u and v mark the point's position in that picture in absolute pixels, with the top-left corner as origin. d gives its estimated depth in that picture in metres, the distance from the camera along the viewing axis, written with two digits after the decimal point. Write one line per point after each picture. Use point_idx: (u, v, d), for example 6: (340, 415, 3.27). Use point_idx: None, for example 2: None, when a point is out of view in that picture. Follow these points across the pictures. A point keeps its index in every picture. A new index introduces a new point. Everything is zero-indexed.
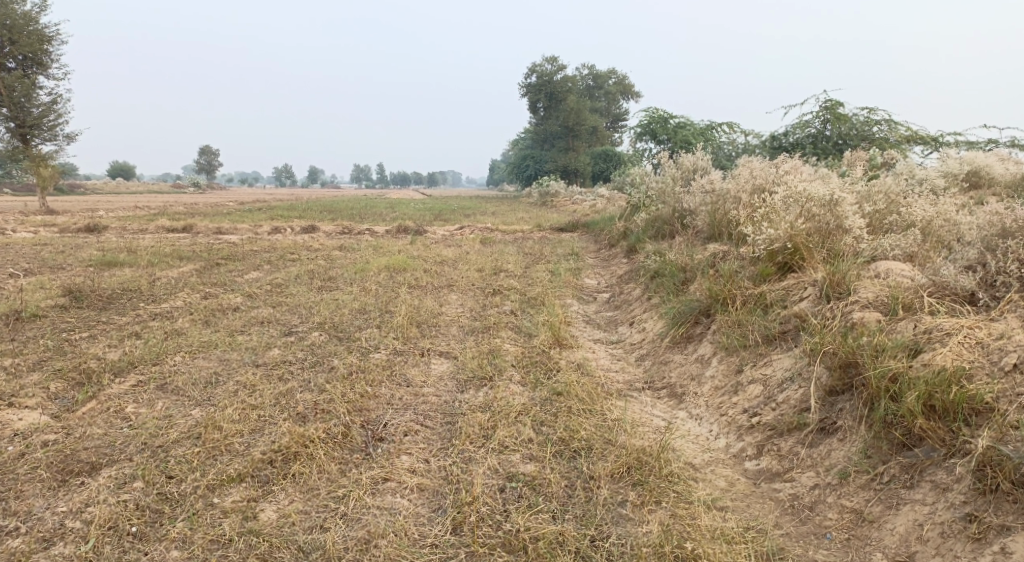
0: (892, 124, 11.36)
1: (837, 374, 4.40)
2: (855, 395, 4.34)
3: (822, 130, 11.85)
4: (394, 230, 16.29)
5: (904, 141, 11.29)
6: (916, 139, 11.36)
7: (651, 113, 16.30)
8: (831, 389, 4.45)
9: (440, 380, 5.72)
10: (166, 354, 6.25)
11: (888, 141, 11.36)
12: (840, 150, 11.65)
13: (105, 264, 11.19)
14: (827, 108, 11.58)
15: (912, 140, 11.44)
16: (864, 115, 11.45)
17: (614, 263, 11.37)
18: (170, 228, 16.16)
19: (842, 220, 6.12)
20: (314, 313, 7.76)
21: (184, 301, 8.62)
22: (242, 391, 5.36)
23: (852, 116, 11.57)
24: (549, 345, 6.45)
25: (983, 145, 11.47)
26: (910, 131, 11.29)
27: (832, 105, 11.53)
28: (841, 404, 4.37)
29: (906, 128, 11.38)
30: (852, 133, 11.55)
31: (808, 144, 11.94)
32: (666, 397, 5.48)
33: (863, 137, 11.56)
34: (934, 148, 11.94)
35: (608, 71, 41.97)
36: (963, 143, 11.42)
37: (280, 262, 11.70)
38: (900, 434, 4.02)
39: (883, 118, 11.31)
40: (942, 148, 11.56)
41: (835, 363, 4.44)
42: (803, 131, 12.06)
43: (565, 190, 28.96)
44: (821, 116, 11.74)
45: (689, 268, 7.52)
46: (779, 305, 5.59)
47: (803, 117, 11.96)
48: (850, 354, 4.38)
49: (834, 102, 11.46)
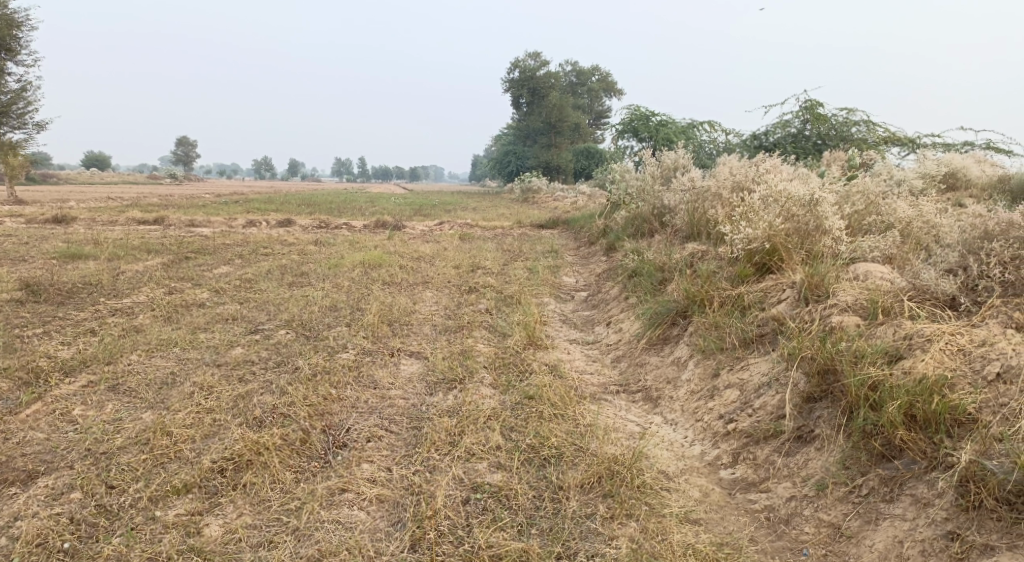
0: (872, 125, 11.28)
1: (815, 380, 4.26)
2: (834, 402, 4.20)
3: (802, 129, 11.76)
4: (372, 225, 16.03)
5: (883, 142, 11.22)
6: (895, 140, 11.29)
7: (631, 110, 16.14)
8: (809, 396, 4.31)
9: (408, 382, 5.52)
10: (122, 352, 6.00)
11: (866, 142, 11.29)
12: (820, 150, 11.57)
13: (69, 257, 10.84)
14: (807, 108, 11.50)
15: (890, 142, 11.38)
16: (844, 115, 11.37)
17: (593, 261, 11.22)
18: (141, 220, 15.77)
19: (821, 222, 5.99)
20: (283, 310, 7.52)
21: (148, 296, 8.33)
22: (198, 393, 5.12)
23: (832, 116, 11.48)
24: (522, 346, 6.27)
25: (960, 147, 11.44)
26: (888, 132, 11.22)
27: (812, 104, 11.44)
28: (819, 412, 4.22)
29: (884, 129, 11.31)
30: (832, 133, 11.46)
31: (788, 144, 11.85)
32: (640, 401, 5.32)
33: (842, 137, 11.49)
34: (912, 149, 11.90)
35: (590, 68, 41.82)
36: (941, 145, 11.37)
37: (252, 257, 11.41)
38: (880, 444, 3.88)
39: (862, 118, 11.23)
40: (921, 149, 11.51)
41: (813, 369, 4.29)
42: (783, 130, 11.96)
43: (547, 187, 28.76)
44: (801, 115, 11.65)
45: (667, 268, 7.36)
46: (757, 308, 5.44)
47: (783, 116, 11.86)
48: (829, 359, 4.24)
49: (814, 102, 11.38)
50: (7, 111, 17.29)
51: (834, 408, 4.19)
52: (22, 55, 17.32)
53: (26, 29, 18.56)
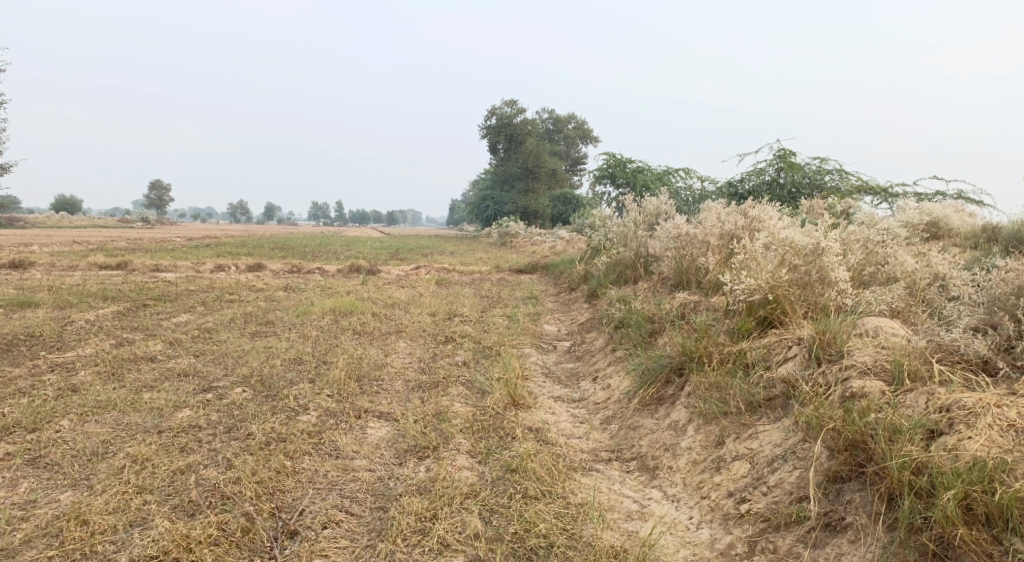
0: (845, 174, 10.99)
1: (844, 458, 3.72)
2: (866, 484, 3.66)
3: (776, 177, 11.42)
4: (345, 270, 15.39)
5: (856, 191, 10.91)
6: (868, 189, 11.00)
7: (608, 156, 15.78)
8: (834, 475, 3.77)
9: (375, 449, 4.88)
10: (52, 418, 5.37)
11: (840, 190, 10.98)
12: (794, 199, 11.24)
13: (18, 304, 10.10)
14: (781, 156, 11.21)
15: (863, 190, 11.05)
16: (817, 164, 11.09)
17: (575, 308, 10.69)
18: (103, 264, 15.03)
19: (826, 272, 5.48)
20: (241, 364, 6.85)
21: (94, 348, 7.63)
22: (130, 468, 4.50)
23: (805, 165, 11.21)
24: (503, 406, 5.65)
25: (933, 196, 11.20)
26: (862, 181, 10.91)
27: (785, 153, 11.15)
28: (848, 496, 3.67)
29: (857, 178, 11.00)
30: (806, 181, 11.15)
31: (763, 191, 11.50)
32: (636, 472, 4.72)
33: (816, 185, 11.17)
34: (885, 199, 11.62)
35: (566, 115, 42.01)
36: (913, 194, 11.12)
37: (215, 304, 10.74)
38: (932, 543, 3.36)
39: (836, 167, 10.95)
40: (895, 198, 11.24)
41: (839, 445, 3.76)
42: (758, 177, 11.63)
43: (525, 232, 28.32)
44: (775, 163, 11.34)
45: (657, 318, 6.83)
46: (761, 366, 4.88)
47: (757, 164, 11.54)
48: (858, 433, 3.71)
49: (788, 150, 11.09)
50: None
51: (866, 491, 3.65)
52: None
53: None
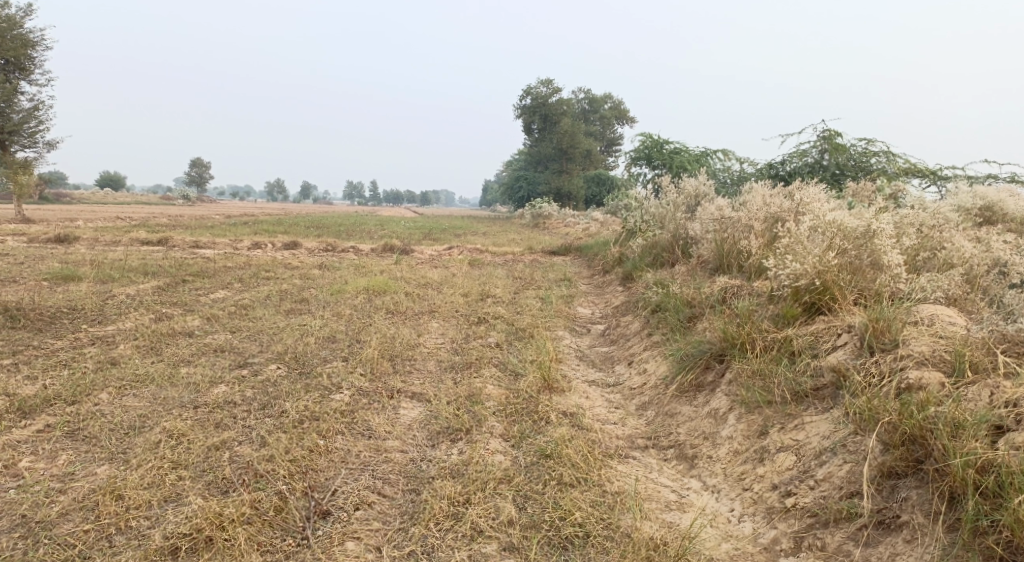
0: (892, 156, 10.60)
1: (900, 453, 3.57)
2: (923, 481, 3.51)
3: (819, 159, 11.09)
4: (379, 249, 15.40)
5: (904, 173, 10.51)
6: (916, 172, 10.60)
7: (645, 137, 15.48)
8: (889, 471, 3.62)
9: (408, 430, 4.83)
10: (91, 391, 5.42)
11: (886, 173, 10.60)
12: (838, 182, 10.89)
13: (62, 278, 10.26)
14: (826, 137, 10.86)
15: (911, 173, 10.64)
16: (863, 145, 10.72)
17: (610, 291, 10.54)
18: (144, 240, 15.23)
19: (879, 257, 5.28)
20: (276, 341, 6.85)
21: (133, 322, 7.71)
22: (166, 443, 4.51)
23: (850, 146, 10.85)
24: (537, 390, 5.56)
25: (985, 180, 10.76)
26: (909, 163, 10.50)
27: (830, 134, 10.81)
28: (904, 493, 3.53)
29: (905, 160, 10.60)
30: (851, 164, 10.79)
31: (805, 174, 11.18)
32: (674, 460, 4.60)
33: (861, 168, 10.80)
34: (933, 182, 11.21)
35: (602, 95, 41.47)
36: (964, 178, 10.70)
37: (252, 281, 10.80)
38: (997, 546, 3.21)
39: (883, 149, 10.57)
40: (944, 181, 10.82)
41: (896, 439, 3.60)
42: (800, 159, 11.30)
43: (558, 213, 28.10)
44: (819, 145, 11.01)
45: (696, 303, 6.66)
46: (808, 354, 4.70)
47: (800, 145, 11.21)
48: (916, 428, 3.55)
49: (833, 131, 10.74)
50: (17, 130, 16.92)
51: (924, 489, 3.50)
52: (36, 75, 17.01)
53: (38, 48, 18.21)
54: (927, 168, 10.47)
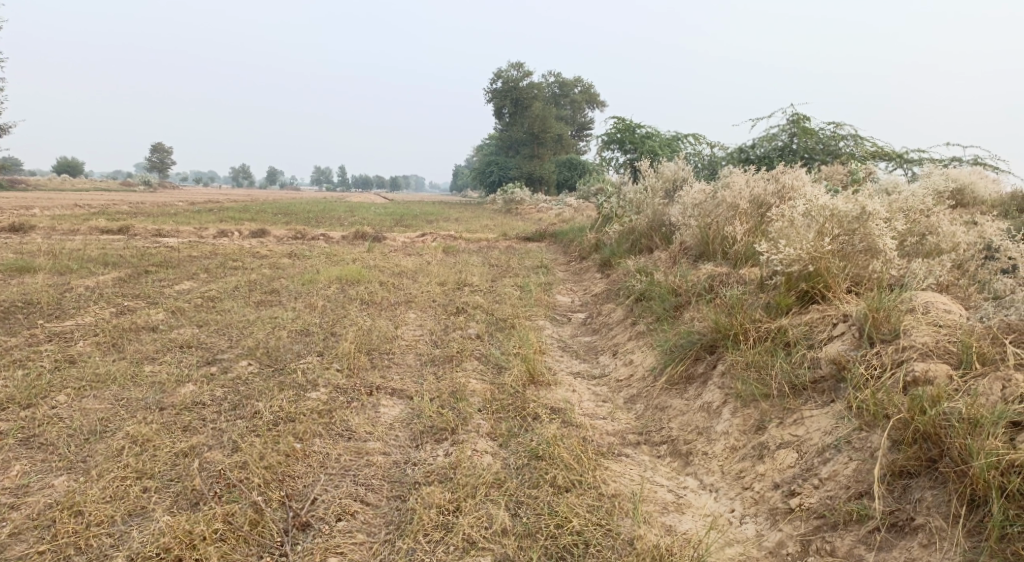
0: (860, 139, 10.49)
1: (914, 451, 3.51)
2: (937, 482, 3.45)
3: (789, 143, 10.97)
4: (351, 236, 15.02)
5: (871, 157, 10.39)
6: (883, 156, 10.50)
7: (617, 120, 15.19)
8: (901, 471, 3.55)
9: (389, 430, 4.58)
10: (49, 394, 5.08)
11: (855, 157, 10.48)
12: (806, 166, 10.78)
13: (17, 270, 9.78)
14: (794, 121, 10.75)
15: (879, 157, 10.50)
16: (831, 128, 10.61)
17: (587, 278, 10.35)
18: (106, 229, 14.66)
19: (873, 243, 5.10)
20: (247, 335, 6.54)
21: (94, 317, 7.32)
22: (129, 449, 4.22)
23: (819, 130, 10.73)
24: (522, 384, 5.33)
25: (951, 163, 10.71)
26: (877, 147, 10.39)
27: (798, 117, 10.68)
28: (918, 494, 3.46)
29: (872, 144, 10.49)
30: (819, 147, 10.67)
31: (775, 158, 11.06)
32: (668, 457, 4.42)
33: (830, 152, 10.68)
34: (900, 165, 11.13)
35: (572, 79, 41.11)
36: (930, 161, 10.65)
37: (219, 271, 10.41)
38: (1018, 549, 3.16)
39: (850, 132, 10.45)
40: (911, 164, 10.74)
41: (909, 437, 3.54)
42: (770, 143, 11.16)
43: (530, 198, 27.81)
44: (788, 129, 10.89)
45: (681, 290, 6.48)
46: (803, 345, 4.51)
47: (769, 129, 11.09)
48: (930, 425, 3.49)
49: (800, 115, 10.62)
50: None
51: (939, 489, 3.44)
52: None
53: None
54: (894, 152, 10.36)
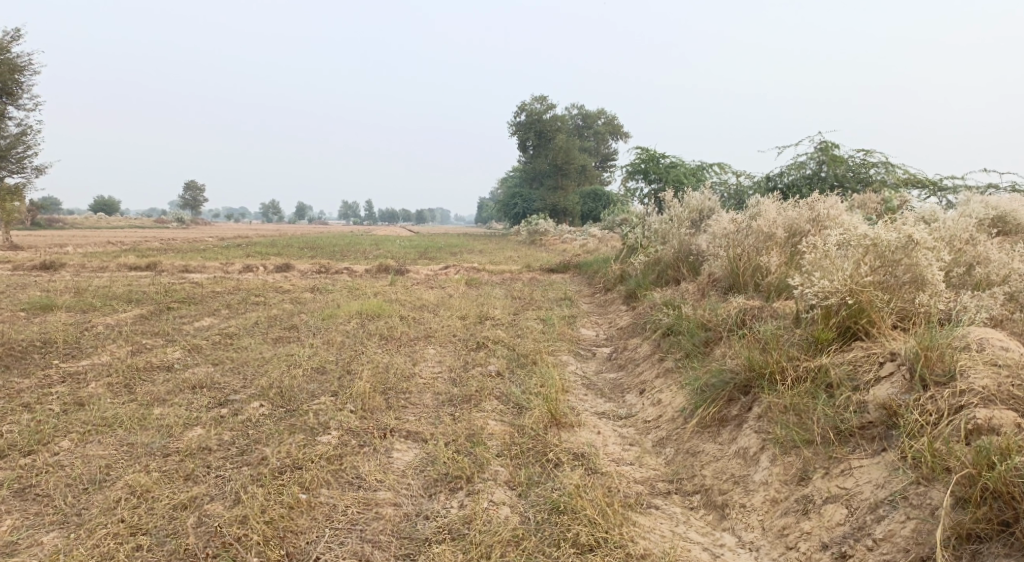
0: (891, 166, 10.11)
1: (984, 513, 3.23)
2: (1013, 548, 3.17)
3: (817, 171, 10.61)
4: (374, 269, 14.87)
5: (903, 185, 9.99)
6: (916, 183, 10.09)
7: (641, 150, 14.92)
8: (970, 534, 3.28)
9: (401, 478, 4.29)
10: (51, 440, 4.87)
11: (886, 184, 10.09)
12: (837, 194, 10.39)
13: (39, 308, 9.70)
14: (822, 148, 10.41)
15: (912, 184, 10.09)
16: (861, 155, 10.25)
17: (613, 310, 10.03)
18: (132, 265, 14.67)
19: (919, 275, 4.74)
20: (261, 375, 6.30)
21: (109, 356, 7.15)
22: (126, 501, 3.98)
23: (848, 157, 10.38)
24: (544, 426, 5.02)
25: (988, 189, 10.26)
26: (909, 174, 9.99)
27: (827, 145, 10.35)
28: None
29: (904, 171, 10.09)
30: (849, 175, 10.29)
31: (803, 187, 10.70)
32: (702, 509, 4.09)
33: (860, 180, 10.30)
34: (934, 193, 10.70)
35: (596, 110, 41.08)
36: (965, 188, 10.22)
37: (240, 307, 10.25)
38: None
39: (881, 160, 10.09)
40: (946, 191, 10.31)
41: (977, 496, 3.27)
42: (798, 172, 10.82)
43: (555, 230, 27.56)
44: (816, 157, 10.54)
45: (712, 325, 6.13)
46: (847, 386, 4.14)
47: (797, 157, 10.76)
48: (1001, 484, 3.23)
49: (829, 143, 10.29)
50: (5, 155, 16.43)
51: (1015, 557, 3.16)
52: (23, 99, 16.54)
53: (26, 72, 17.61)
54: (927, 178, 9.94)
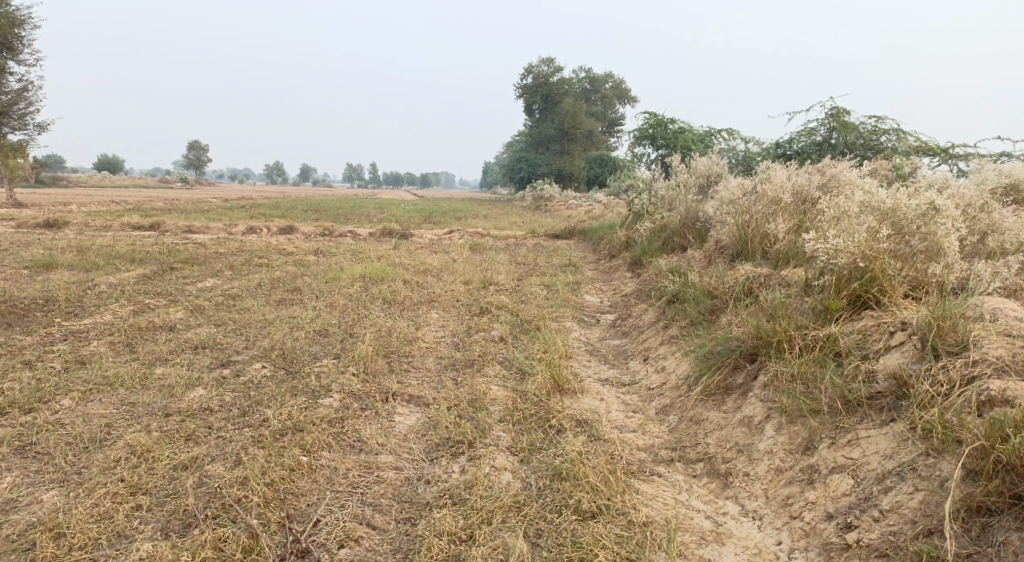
0: (902, 133, 9.93)
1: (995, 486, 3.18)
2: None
3: (827, 137, 10.43)
4: (378, 233, 14.78)
5: (914, 153, 9.82)
6: (927, 151, 9.92)
7: (649, 115, 14.71)
8: (980, 507, 3.23)
9: (403, 442, 4.27)
10: (52, 398, 4.85)
11: (897, 152, 9.92)
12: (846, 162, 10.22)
13: (42, 266, 9.66)
14: (833, 115, 10.22)
15: (923, 152, 9.92)
16: (872, 122, 10.06)
17: (618, 277, 9.95)
18: (136, 225, 14.59)
19: (934, 243, 4.64)
20: (264, 336, 6.26)
21: (111, 315, 7.12)
22: (126, 461, 3.96)
23: (859, 124, 10.19)
24: (547, 391, 4.98)
25: (999, 158, 10.10)
26: (920, 141, 9.82)
27: (838, 111, 10.15)
28: (1000, 535, 3.13)
29: (915, 138, 9.91)
30: (859, 142, 10.11)
31: (812, 154, 10.53)
32: (705, 477, 4.05)
33: (870, 147, 10.12)
34: (944, 161, 10.54)
35: (604, 75, 40.55)
36: (977, 156, 10.05)
37: (244, 268, 10.20)
38: None
39: (892, 127, 9.90)
40: (956, 160, 10.16)
41: (989, 469, 3.22)
42: (808, 138, 10.64)
43: (560, 195, 27.37)
44: (827, 123, 10.36)
45: (718, 292, 6.05)
46: (856, 355, 4.08)
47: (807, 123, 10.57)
48: (1014, 457, 3.17)
49: (840, 109, 10.09)
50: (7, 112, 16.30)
51: None
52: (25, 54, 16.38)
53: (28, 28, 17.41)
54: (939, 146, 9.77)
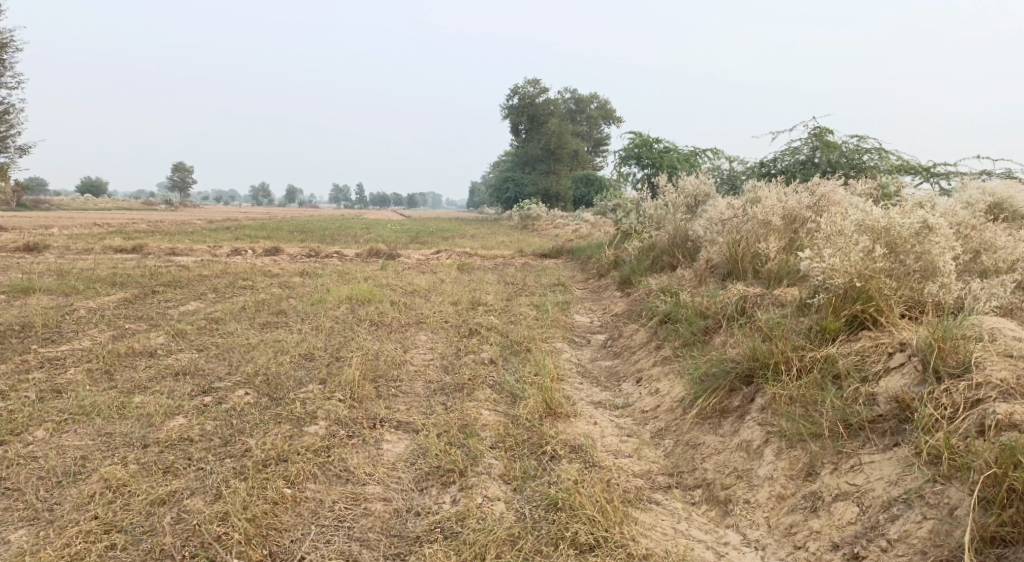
0: (885, 152, 9.95)
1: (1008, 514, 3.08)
2: None
3: (811, 156, 10.44)
4: (365, 254, 14.63)
5: (897, 171, 9.84)
6: (910, 169, 9.94)
7: (635, 134, 14.72)
8: (992, 537, 3.13)
9: (391, 471, 4.11)
10: (24, 430, 4.65)
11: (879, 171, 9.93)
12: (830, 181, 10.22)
13: (21, 291, 9.44)
14: (816, 134, 10.22)
15: (906, 171, 9.94)
16: (855, 141, 10.07)
17: (607, 296, 9.85)
18: (118, 248, 14.38)
19: (929, 262, 4.57)
20: (247, 361, 6.10)
21: (90, 341, 6.92)
22: (101, 496, 3.78)
23: (842, 143, 10.19)
24: (539, 416, 4.84)
25: (980, 176, 10.15)
26: (903, 160, 9.84)
27: (821, 130, 10.16)
28: None
29: (898, 157, 9.94)
30: (843, 161, 10.11)
31: (796, 173, 10.52)
32: (704, 505, 3.92)
33: (853, 166, 10.12)
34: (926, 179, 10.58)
35: (588, 95, 40.81)
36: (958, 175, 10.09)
37: (228, 291, 10.02)
38: None
39: (875, 146, 9.92)
40: (938, 178, 10.19)
41: (1000, 497, 3.12)
42: (792, 157, 10.64)
43: (546, 214, 27.35)
44: (810, 142, 10.36)
45: (711, 312, 5.96)
46: (856, 377, 3.98)
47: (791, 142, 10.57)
48: None
49: (823, 128, 10.10)
50: None
51: None
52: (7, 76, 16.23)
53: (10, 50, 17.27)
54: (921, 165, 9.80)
